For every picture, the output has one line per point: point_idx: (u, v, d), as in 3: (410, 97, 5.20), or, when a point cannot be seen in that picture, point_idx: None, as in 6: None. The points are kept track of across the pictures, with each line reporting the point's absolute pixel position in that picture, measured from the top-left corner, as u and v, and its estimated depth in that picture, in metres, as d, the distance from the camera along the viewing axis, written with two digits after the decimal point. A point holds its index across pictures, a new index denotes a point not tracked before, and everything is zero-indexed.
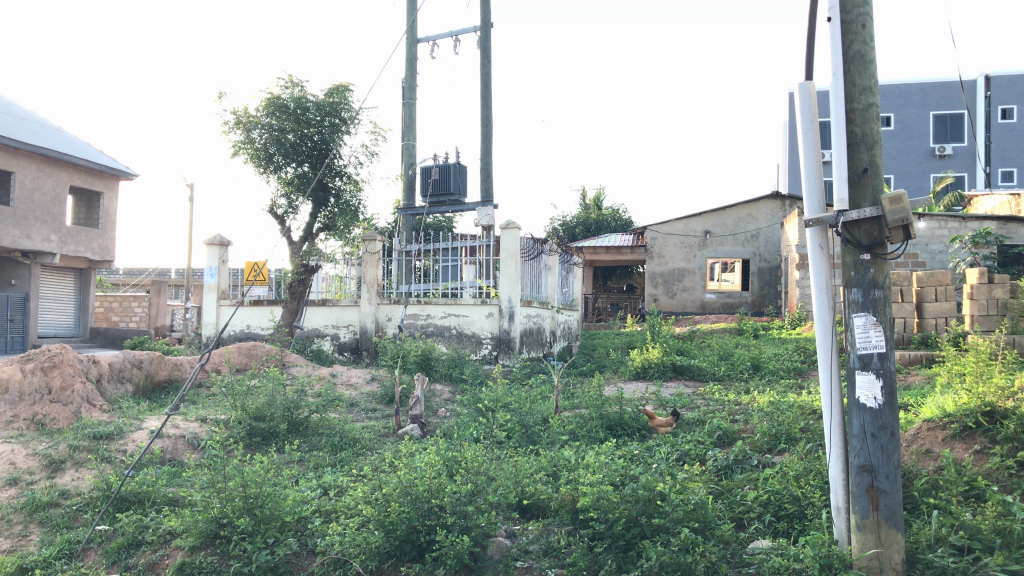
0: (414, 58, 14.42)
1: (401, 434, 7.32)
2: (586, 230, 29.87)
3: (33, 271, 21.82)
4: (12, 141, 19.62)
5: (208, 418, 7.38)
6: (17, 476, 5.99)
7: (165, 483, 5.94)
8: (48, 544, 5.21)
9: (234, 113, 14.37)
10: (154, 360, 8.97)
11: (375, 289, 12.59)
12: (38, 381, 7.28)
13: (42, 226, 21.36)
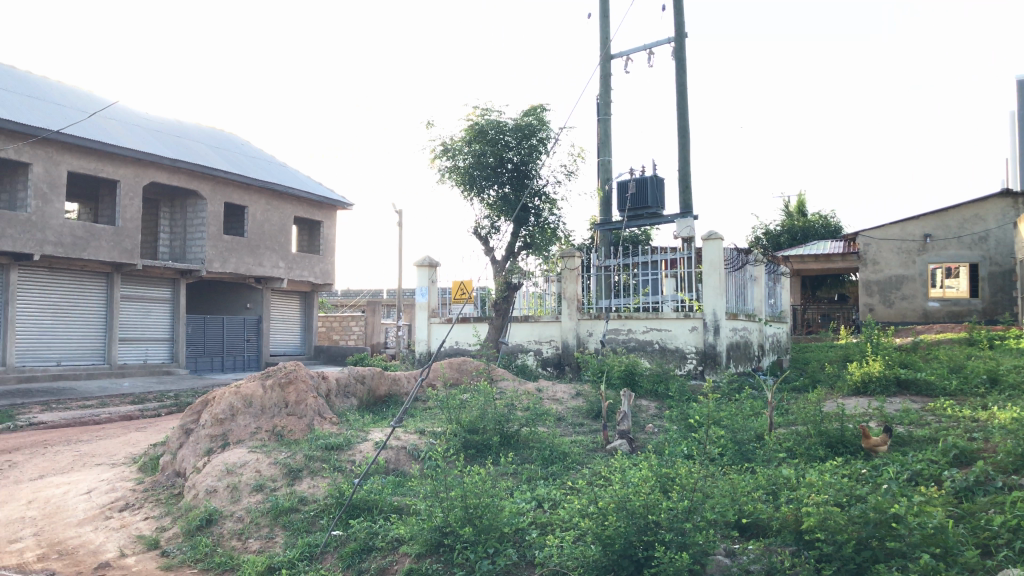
0: (608, 75, 14.50)
1: (610, 449, 7.34)
2: (791, 238, 28.72)
3: (265, 295, 23.95)
4: (243, 178, 21.60)
5: (426, 430, 7.71)
6: (262, 483, 6.56)
7: (391, 492, 6.27)
8: (291, 547, 5.67)
9: (439, 142, 15.09)
10: (376, 375, 9.50)
11: (575, 305, 12.76)
12: (276, 396, 7.93)
13: (272, 253, 23.32)
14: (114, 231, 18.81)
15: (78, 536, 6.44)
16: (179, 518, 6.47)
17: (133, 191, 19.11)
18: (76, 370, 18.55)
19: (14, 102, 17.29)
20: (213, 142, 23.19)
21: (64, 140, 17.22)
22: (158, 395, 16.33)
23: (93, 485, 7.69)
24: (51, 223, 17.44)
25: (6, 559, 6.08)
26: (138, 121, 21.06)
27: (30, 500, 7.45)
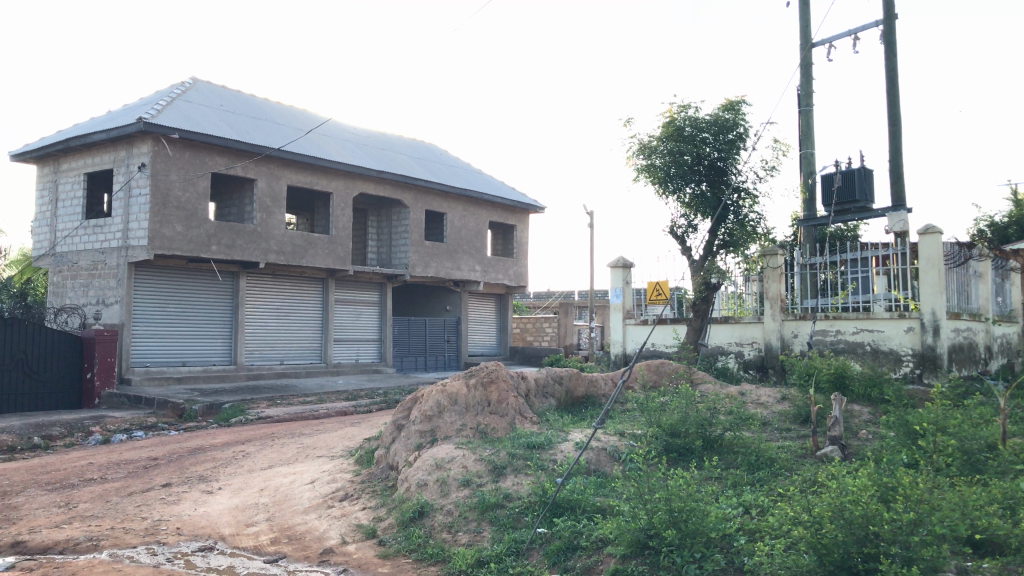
0: (810, 64, 13.88)
1: (821, 456, 7.02)
2: (1021, 229, 26.20)
3: (463, 298, 24.81)
4: (442, 186, 22.48)
5: (625, 432, 7.69)
6: (469, 479, 6.80)
7: (593, 492, 6.30)
8: (498, 542, 5.85)
9: (634, 141, 15.05)
10: (573, 376, 9.59)
11: (779, 305, 12.30)
12: (479, 394, 8.18)
13: (470, 258, 24.11)
14: (327, 239, 20.14)
15: (305, 523, 6.95)
16: (393, 509, 6.83)
17: (344, 201, 20.39)
18: (296, 369, 20.06)
19: (241, 123, 18.94)
20: (414, 153, 24.31)
21: (284, 157, 18.66)
22: (369, 393, 17.33)
23: (316, 475, 8.28)
24: (273, 233, 18.93)
25: (244, 541, 6.67)
26: (348, 136, 22.45)
27: (262, 488, 8.13)
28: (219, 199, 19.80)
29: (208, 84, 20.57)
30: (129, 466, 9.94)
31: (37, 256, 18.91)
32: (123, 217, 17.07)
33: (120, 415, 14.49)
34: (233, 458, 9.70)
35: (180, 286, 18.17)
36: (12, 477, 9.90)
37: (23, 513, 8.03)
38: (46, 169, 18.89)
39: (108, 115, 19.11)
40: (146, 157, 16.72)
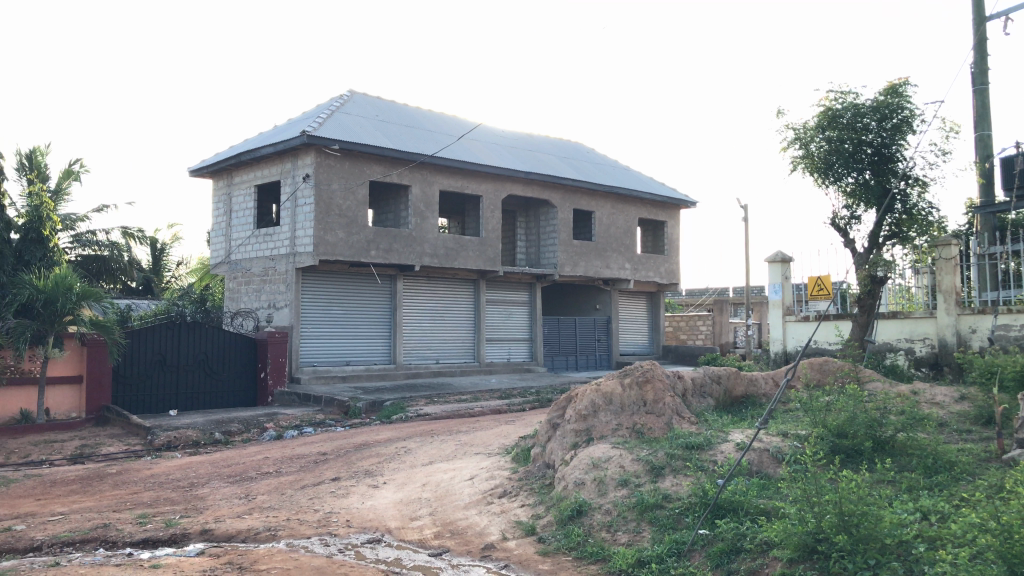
0: (984, 39, 12.94)
1: (1008, 460, 6.52)
2: None
3: (614, 296, 24.69)
4: (590, 184, 22.45)
5: (789, 433, 7.42)
6: (627, 478, 6.76)
7: (756, 494, 6.13)
8: (659, 542, 5.80)
9: (790, 131, 14.57)
10: (731, 375, 9.34)
11: (954, 298, 11.53)
12: (635, 394, 8.11)
13: (620, 256, 23.97)
14: (479, 242, 20.55)
15: (467, 518, 7.13)
16: (552, 507, 6.89)
17: (494, 204, 20.74)
18: (452, 368, 20.60)
19: (396, 132, 19.63)
20: (562, 153, 24.41)
21: (436, 163, 19.20)
22: (522, 392, 17.56)
23: (475, 472, 8.46)
24: (427, 237, 19.49)
25: (409, 534, 6.92)
26: (497, 139, 22.83)
27: (424, 483, 8.40)
28: (376, 206, 20.60)
29: (365, 95, 21.44)
30: (300, 460, 10.51)
31: (215, 264, 20.31)
32: (290, 225, 18.07)
33: (291, 412, 15.35)
34: (396, 454, 10.06)
35: (342, 289, 19.03)
36: (198, 470, 10.68)
37: (208, 503, 8.65)
38: (220, 183, 20.25)
39: (274, 129, 20.26)
40: (309, 168, 17.63)
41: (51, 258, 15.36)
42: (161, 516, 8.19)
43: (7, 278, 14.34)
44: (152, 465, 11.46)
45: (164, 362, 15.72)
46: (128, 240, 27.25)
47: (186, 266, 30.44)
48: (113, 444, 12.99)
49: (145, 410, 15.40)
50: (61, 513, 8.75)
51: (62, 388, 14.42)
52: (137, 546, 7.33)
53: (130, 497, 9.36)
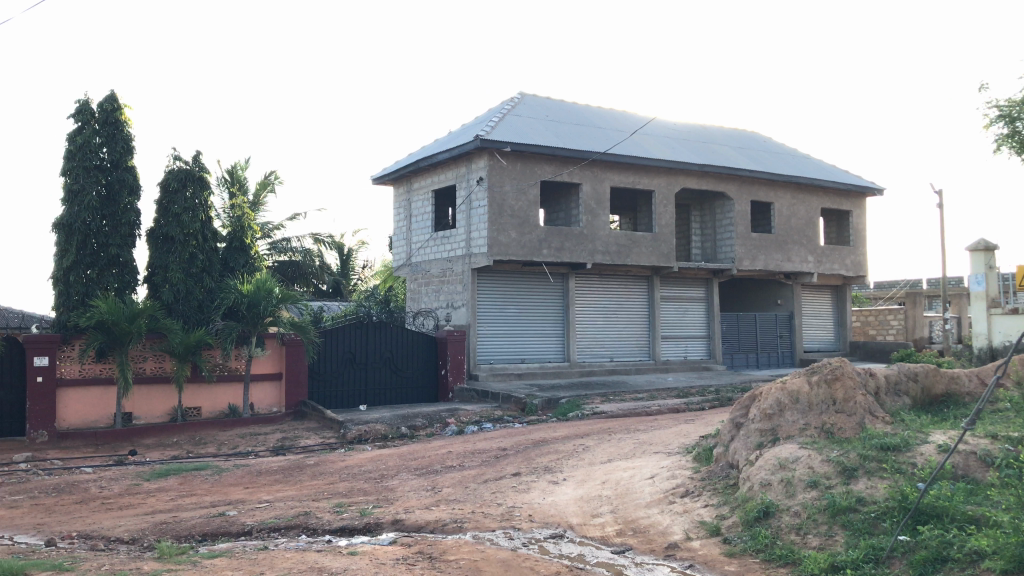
0: None
1: None
2: None
3: (795, 291, 23.73)
4: (768, 174, 21.66)
5: (999, 435, 6.85)
6: (817, 480, 6.49)
7: (963, 499, 5.70)
8: (854, 548, 5.53)
9: (993, 108, 13.53)
10: (930, 372, 8.77)
11: None
12: (823, 392, 7.71)
13: (801, 248, 23.00)
14: (652, 237, 20.32)
15: (648, 517, 7.08)
16: (737, 508, 6.72)
17: (667, 198, 20.45)
18: (627, 366, 20.52)
19: (566, 131, 19.76)
20: (737, 143, 23.71)
21: (607, 159, 19.15)
22: (700, 390, 17.22)
23: (656, 471, 8.40)
24: (600, 234, 19.48)
25: (591, 531, 6.96)
26: (668, 133, 22.48)
27: (604, 480, 8.41)
28: (549, 205, 20.83)
29: (535, 96, 21.72)
30: (482, 455, 10.81)
31: (397, 266, 21.21)
32: (466, 228, 18.59)
33: (471, 408, 15.80)
34: (575, 451, 10.14)
35: (517, 288, 19.39)
36: (387, 462, 11.21)
37: (398, 494, 9.06)
38: (400, 189, 21.13)
39: (450, 135, 20.91)
40: (483, 170, 18.08)
41: (253, 264, 16.55)
42: (356, 506, 8.66)
43: (216, 284, 15.61)
44: (346, 457, 12.13)
45: (354, 360, 16.64)
46: (319, 245, 29.01)
47: (371, 270, 32.01)
48: (310, 437, 13.88)
49: (337, 405, 16.36)
50: (267, 500, 9.45)
51: (264, 384, 15.59)
52: (336, 533, 7.80)
53: (327, 487, 9.96)
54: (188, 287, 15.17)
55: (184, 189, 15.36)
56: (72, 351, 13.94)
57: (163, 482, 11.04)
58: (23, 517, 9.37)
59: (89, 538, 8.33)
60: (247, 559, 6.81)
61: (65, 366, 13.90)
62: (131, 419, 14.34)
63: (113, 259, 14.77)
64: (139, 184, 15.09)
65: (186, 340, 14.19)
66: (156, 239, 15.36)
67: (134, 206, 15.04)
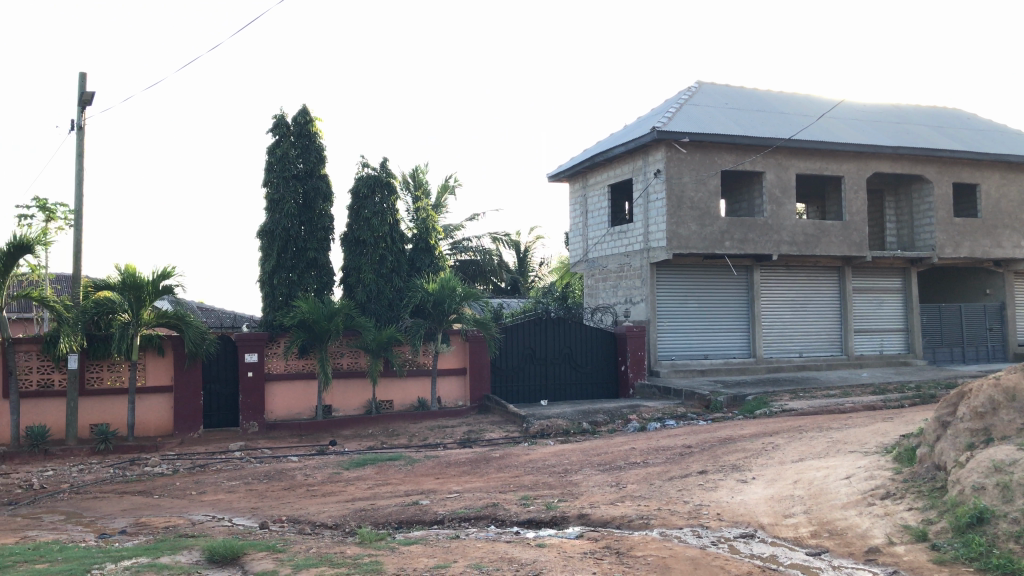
0: None
1: None
2: None
3: (1007, 279, 21.85)
4: (973, 153, 20.05)
5: None
6: None
7: None
8: None
9: None
10: None
11: None
12: None
13: (1013, 233, 21.17)
14: (842, 225, 19.30)
15: (846, 519, 6.76)
16: (945, 513, 6.28)
17: (858, 183, 19.37)
18: (817, 361, 19.63)
19: (747, 119, 19.15)
20: (937, 122, 22.10)
21: (792, 146, 18.39)
22: (898, 387, 16.23)
23: (853, 471, 7.99)
24: (785, 224, 18.72)
25: (784, 532, 6.72)
26: (858, 115, 21.30)
27: (796, 480, 8.10)
28: (730, 196, 20.28)
29: (713, 85, 21.18)
30: (667, 452, 10.68)
31: (575, 263, 21.34)
32: (644, 221, 18.43)
33: (653, 404, 15.67)
34: (764, 449, 9.82)
35: (698, 282, 19.03)
36: (571, 457, 11.31)
37: (583, 489, 9.13)
38: (577, 185, 21.25)
39: (625, 129, 20.79)
40: (660, 163, 17.86)
41: (437, 263, 17.18)
42: (542, 499, 8.80)
43: (404, 284, 16.35)
44: (530, 451, 12.35)
45: (535, 355, 16.93)
46: (497, 244, 29.73)
47: (548, 266, 32.40)
48: (495, 431, 14.24)
49: (521, 400, 16.70)
50: (456, 491, 9.79)
51: (451, 379, 16.17)
52: (524, 525, 7.97)
53: (513, 480, 10.18)
54: (379, 287, 16.00)
55: (373, 195, 16.18)
56: (278, 348, 15.04)
57: (360, 471, 11.69)
58: (240, 501, 10.21)
59: (297, 522, 8.96)
60: (441, 548, 7.09)
61: (272, 362, 15.03)
62: (331, 411, 15.29)
63: (311, 262, 15.79)
64: (332, 191, 16.01)
65: (378, 336, 14.92)
66: (349, 242, 16.28)
67: (329, 211, 16.02)
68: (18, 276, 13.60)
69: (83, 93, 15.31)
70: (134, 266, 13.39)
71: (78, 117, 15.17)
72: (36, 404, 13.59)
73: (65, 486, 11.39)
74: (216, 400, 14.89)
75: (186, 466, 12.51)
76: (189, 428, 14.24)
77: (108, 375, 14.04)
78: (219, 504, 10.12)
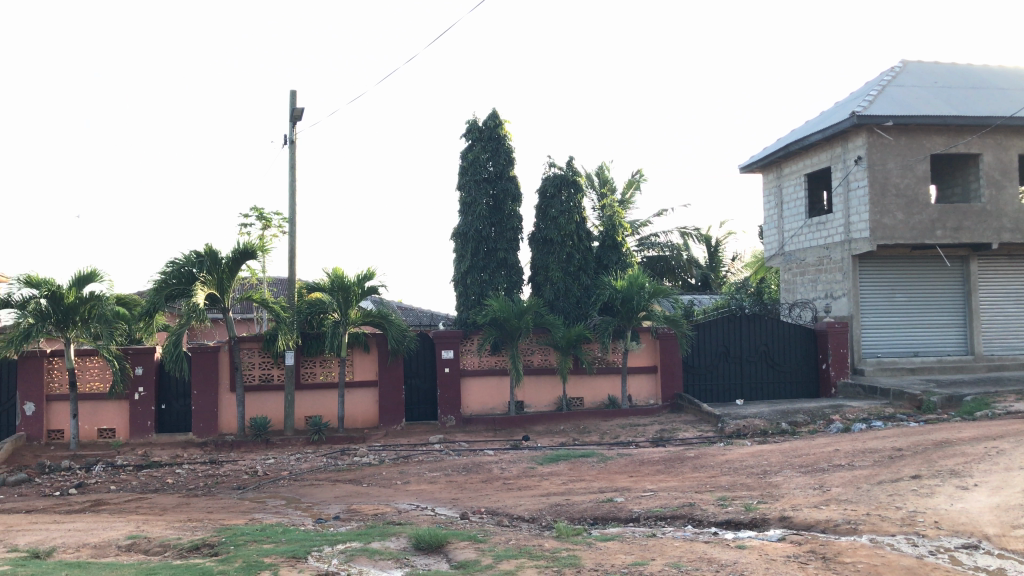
0: None
1: None
2: None
3: None
4: None
5: None
6: None
7: None
8: None
9: None
10: None
11: None
12: None
13: None
14: None
15: None
16: None
17: None
18: None
19: (960, 97, 17.75)
20: None
21: (1013, 124, 16.84)
22: None
23: None
24: (1006, 210, 17.16)
25: (1014, 544, 6.20)
26: None
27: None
28: (942, 180, 18.87)
29: (919, 63, 19.77)
30: (876, 455, 10.10)
31: (769, 257, 20.58)
32: (844, 211, 17.49)
33: (857, 404, 14.90)
34: (986, 454, 9.08)
35: (906, 274, 17.84)
36: (770, 458, 10.95)
37: (784, 491, 8.82)
38: (770, 176, 20.47)
39: (821, 115, 19.83)
40: (862, 149, 16.90)
41: (626, 260, 17.12)
42: (741, 500, 8.59)
43: (591, 281, 16.46)
44: (726, 451, 12.06)
45: (728, 353, 16.51)
46: (687, 239, 29.26)
47: (740, 261, 31.50)
48: (689, 430, 14.03)
49: (714, 399, 16.36)
50: (651, 489, 9.74)
51: (641, 376, 16.09)
52: (722, 526, 7.81)
53: (710, 480, 9.99)
54: (568, 285, 16.19)
55: (560, 194, 16.34)
56: (472, 345, 15.58)
57: (555, 467, 11.88)
58: (441, 492, 10.67)
59: (496, 514, 9.24)
60: (638, 545, 7.08)
61: (467, 359, 15.57)
62: (524, 407, 15.64)
63: (501, 262, 16.19)
64: (521, 192, 16.33)
65: (568, 334, 15.07)
66: (537, 241, 16.56)
67: (518, 212, 16.33)
68: (242, 280, 14.85)
69: (294, 109, 16.52)
70: (342, 269, 14.29)
71: (290, 131, 16.38)
72: (259, 397, 14.81)
73: (285, 473, 12.35)
74: (416, 394, 15.62)
75: (390, 457, 13.21)
76: (392, 422, 15.01)
77: (320, 370, 15.08)
78: (423, 495, 10.62)
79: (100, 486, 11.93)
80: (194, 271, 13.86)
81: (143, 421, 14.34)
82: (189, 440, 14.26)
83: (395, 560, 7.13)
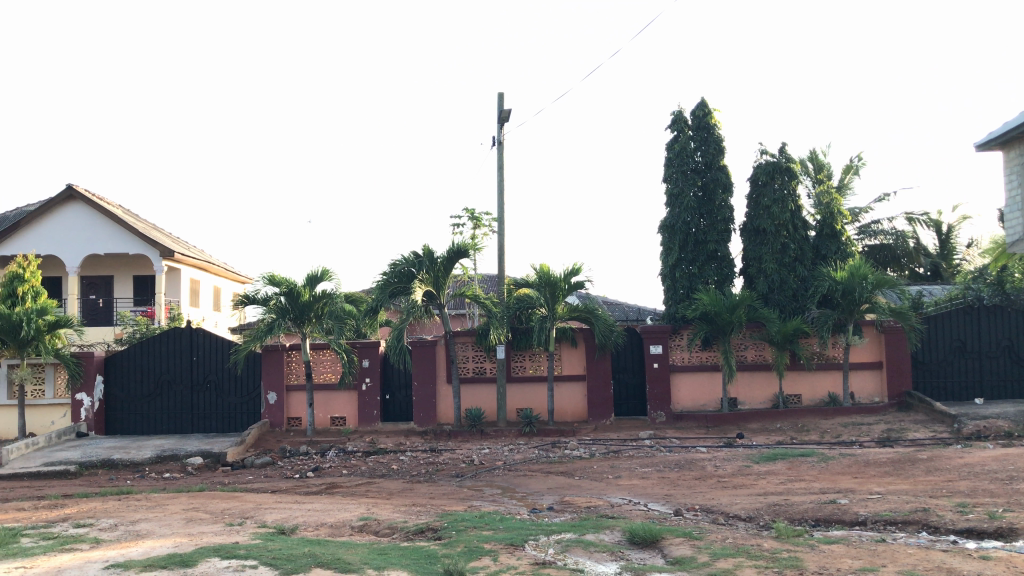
0: None
1: None
2: None
3: None
4: None
5: None
6: None
7: None
8: None
9: None
10: None
11: None
12: None
13: None
14: None
15: None
16: None
17: None
18: None
19: None
20: None
21: None
22: None
23: None
24: None
25: None
26: None
27: None
28: None
29: None
30: None
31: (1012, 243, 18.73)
32: None
33: None
34: None
35: None
36: (1017, 463, 9.98)
37: None
38: None
39: None
40: None
41: (846, 249, 16.20)
42: (984, 507, 7.90)
43: (808, 273, 15.73)
44: (965, 454, 11.12)
45: (964, 348, 15.22)
46: (914, 225, 27.26)
47: (977, 247, 28.90)
48: (920, 430, 13.06)
49: (949, 398, 15.14)
50: (879, 492, 9.17)
51: (865, 372, 15.18)
52: (962, 535, 7.23)
53: (946, 484, 9.27)
54: (783, 277, 15.60)
55: (773, 181, 15.72)
56: (681, 340, 15.36)
57: (772, 465, 11.49)
58: (653, 487, 10.63)
59: (711, 512, 9.08)
60: (867, 550, 6.70)
61: (676, 354, 15.37)
62: (737, 404, 15.23)
63: (711, 254, 15.84)
64: (732, 181, 15.85)
65: (783, 329, 14.50)
66: (749, 232, 16.07)
67: (728, 202, 15.87)
68: (455, 277, 15.49)
69: (502, 111, 17.04)
70: (549, 265, 14.54)
71: (499, 132, 16.88)
72: (474, 389, 15.40)
73: (500, 463, 12.77)
74: (626, 389, 15.62)
75: (601, 451, 13.31)
76: (603, 416, 15.11)
77: (531, 364, 15.47)
78: (635, 489, 10.62)
79: (334, 470, 12.89)
80: (413, 270, 14.63)
81: (370, 411, 15.35)
82: (411, 429, 15.08)
83: (610, 553, 7.19)
